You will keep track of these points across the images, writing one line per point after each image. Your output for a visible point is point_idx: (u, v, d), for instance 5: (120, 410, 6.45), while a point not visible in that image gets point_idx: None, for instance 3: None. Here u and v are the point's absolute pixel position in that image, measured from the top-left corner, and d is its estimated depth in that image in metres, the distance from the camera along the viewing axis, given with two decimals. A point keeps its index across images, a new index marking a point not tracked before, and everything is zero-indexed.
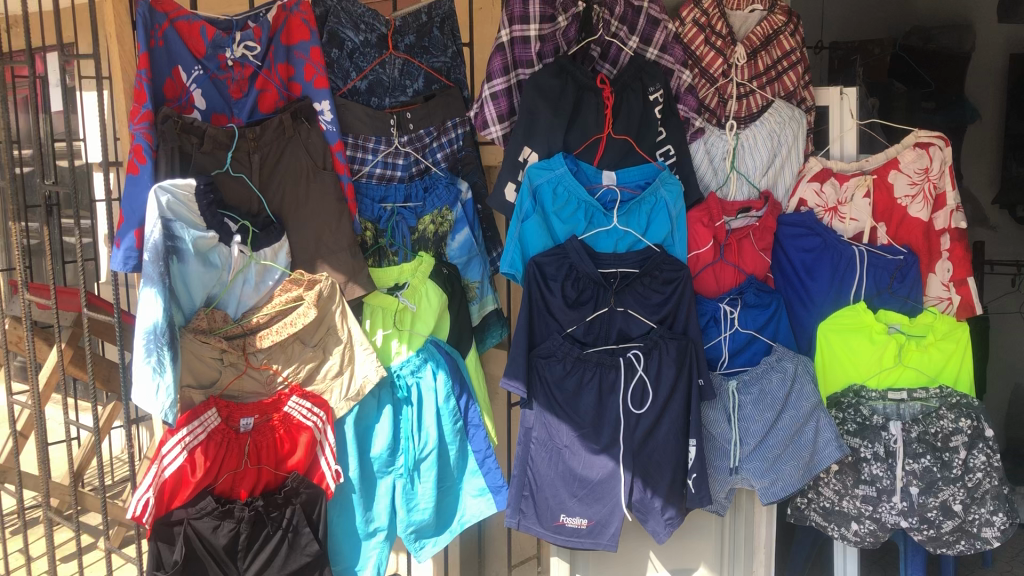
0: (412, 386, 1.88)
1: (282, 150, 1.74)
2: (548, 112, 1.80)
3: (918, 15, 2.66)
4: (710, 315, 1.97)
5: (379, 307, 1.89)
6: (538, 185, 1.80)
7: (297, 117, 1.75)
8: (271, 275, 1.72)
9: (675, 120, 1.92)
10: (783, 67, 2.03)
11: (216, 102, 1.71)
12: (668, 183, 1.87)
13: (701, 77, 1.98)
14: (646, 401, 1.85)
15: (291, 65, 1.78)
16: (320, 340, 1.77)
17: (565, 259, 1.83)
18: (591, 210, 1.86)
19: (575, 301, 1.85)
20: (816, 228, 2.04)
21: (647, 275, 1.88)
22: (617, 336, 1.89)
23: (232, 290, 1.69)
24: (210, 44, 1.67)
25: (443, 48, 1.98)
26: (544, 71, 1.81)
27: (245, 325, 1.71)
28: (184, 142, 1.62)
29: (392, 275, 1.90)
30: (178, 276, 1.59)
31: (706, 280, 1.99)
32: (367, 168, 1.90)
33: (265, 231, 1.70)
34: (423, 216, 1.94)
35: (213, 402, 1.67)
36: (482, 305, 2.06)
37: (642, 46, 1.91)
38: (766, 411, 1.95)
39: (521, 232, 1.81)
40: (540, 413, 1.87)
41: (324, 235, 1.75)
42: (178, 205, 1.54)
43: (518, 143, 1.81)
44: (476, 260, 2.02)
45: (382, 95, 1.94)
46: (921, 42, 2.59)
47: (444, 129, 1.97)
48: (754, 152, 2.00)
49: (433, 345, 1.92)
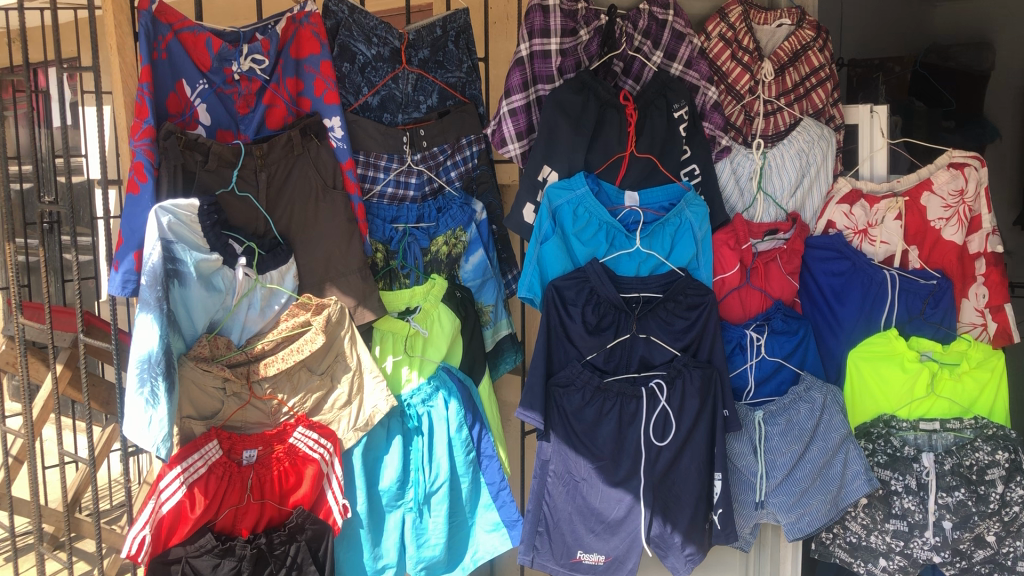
0: (423, 415, 1.79)
1: (290, 169, 1.66)
2: (569, 130, 1.71)
3: (935, 33, 2.63)
4: (735, 343, 1.88)
5: (390, 333, 1.80)
6: (557, 207, 1.71)
7: (305, 134, 1.67)
8: (277, 299, 1.64)
9: (700, 137, 1.84)
10: (811, 84, 1.95)
11: (221, 117, 1.62)
12: (693, 205, 1.79)
13: (727, 94, 1.90)
14: (668, 433, 1.75)
15: (301, 79, 1.70)
16: (328, 367, 1.69)
17: (585, 283, 1.73)
18: (613, 231, 1.76)
19: (595, 327, 1.76)
20: (845, 251, 1.96)
21: (671, 299, 1.78)
22: (639, 364, 1.79)
23: (236, 314, 1.59)
24: (216, 56, 1.58)
25: (459, 63, 1.91)
26: (566, 87, 1.73)
27: (249, 352, 1.61)
28: (188, 160, 1.53)
29: (403, 298, 1.81)
30: (178, 301, 1.50)
31: (732, 305, 1.89)
32: (378, 187, 1.81)
33: (271, 252, 1.62)
34: (436, 237, 1.86)
35: (214, 433, 1.57)
36: (496, 330, 1.98)
37: (666, 62, 1.83)
38: (793, 443, 1.85)
39: (541, 254, 1.73)
40: (558, 447, 1.78)
41: (333, 257, 1.68)
42: (180, 226, 1.45)
43: (537, 162, 1.72)
44: (490, 282, 1.94)
45: (394, 111, 1.85)
46: (941, 60, 2.53)
47: (459, 147, 1.90)
48: (782, 172, 1.91)
49: (445, 372, 1.84)
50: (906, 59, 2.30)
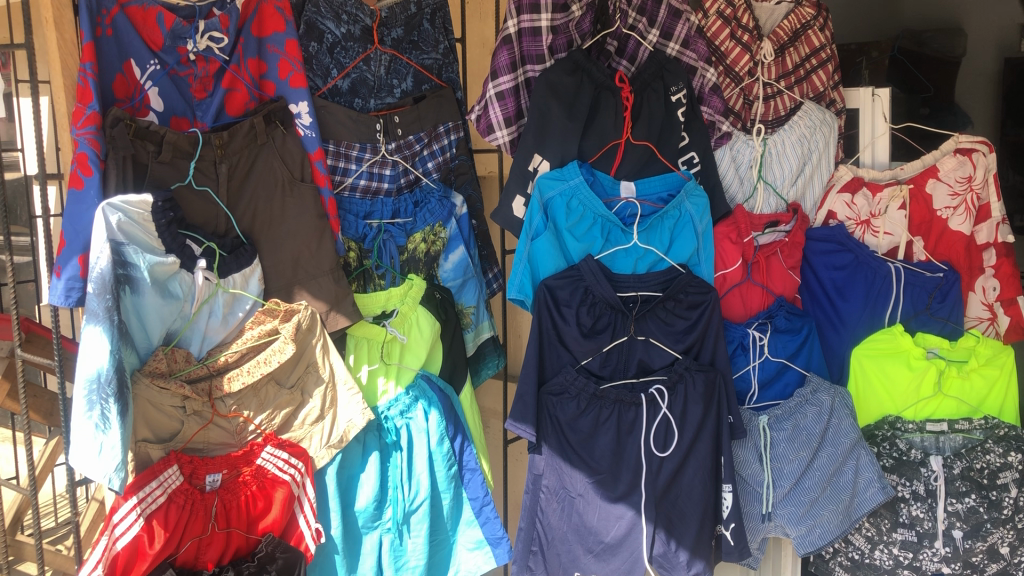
0: (401, 428, 1.63)
1: (253, 160, 1.49)
2: (562, 114, 1.57)
3: (904, 8, 2.12)
4: (738, 343, 1.76)
5: (365, 340, 1.64)
6: (549, 199, 1.57)
7: (269, 121, 1.50)
8: (241, 304, 1.47)
9: (698, 124, 1.72)
10: (812, 66, 1.83)
11: (175, 102, 1.42)
12: (694, 196, 1.66)
13: (725, 76, 1.77)
14: (670, 443, 1.61)
15: (263, 60, 1.52)
16: (299, 380, 1.54)
17: (579, 282, 1.59)
18: (608, 225, 1.62)
19: (590, 329, 1.62)
20: (848, 243, 1.85)
21: (671, 298, 1.64)
22: (637, 368, 1.66)
23: (196, 323, 1.41)
24: (169, 34, 1.38)
25: (435, 43, 1.74)
26: (557, 68, 1.58)
27: (211, 365, 1.44)
28: (138, 150, 1.34)
29: (380, 301, 1.65)
30: (130, 310, 1.32)
31: (733, 302, 1.78)
32: (350, 179, 1.65)
33: (234, 254, 1.46)
34: (413, 233, 1.70)
35: (174, 457, 1.38)
36: (478, 333, 1.83)
37: (661, 41, 1.69)
38: (802, 450, 1.73)
39: (531, 252, 1.58)
40: (551, 459, 1.63)
41: (302, 258, 1.53)
42: (132, 226, 1.27)
43: (528, 151, 1.58)
44: (471, 282, 1.79)
45: (365, 96, 1.68)
46: (915, 46, 2.11)
47: (436, 135, 1.74)
48: (782, 159, 1.79)
49: (425, 381, 1.69)
50: (884, 43, 2.12)
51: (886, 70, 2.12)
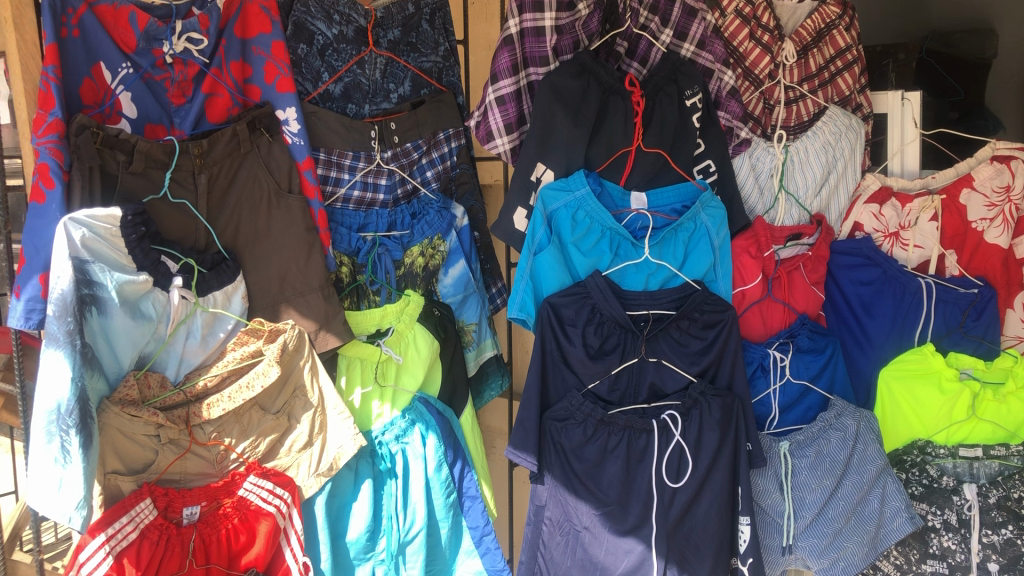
0: (396, 453, 1.53)
1: (236, 170, 1.40)
2: (567, 119, 1.46)
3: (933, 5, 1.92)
4: (757, 364, 1.66)
5: (358, 360, 1.55)
6: (553, 212, 1.46)
7: (254, 128, 1.41)
8: (223, 324, 1.38)
9: (714, 130, 1.60)
10: (836, 68, 1.70)
11: (149, 108, 1.32)
12: (709, 207, 1.55)
13: (744, 79, 1.66)
14: (683, 472, 1.50)
15: (248, 63, 1.43)
16: (284, 405, 1.44)
17: (586, 299, 1.48)
18: (618, 238, 1.51)
19: (598, 350, 1.50)
20: (875, 256, 1.72)
21: (686, 317, 1.53)
22: (648, 393, 1.55)
23: (171, 346, 1.32)
24: (142, 35, 1.27)
25: (434, 46, 1.63)
26: (562, 70, 1.47)
27: (188, 391, 1.35)
28: (106, 160, 1.24)
29: (374, 318, 1.55)
30: (97, 333, 1.22)
31: (752, 321, 1.67)
32: (342, 190, 1.56)
33: (214, 270, 1.36)
34: (410, 247, 1.59)
35: (146, 490, 1.28)
36: (479, 352, 1.72)
37: (675, 42, 1.57)
38: (825, 477, 1.62)
39: (533, 267, 1.48)
40: (554, 489, 1.52)
41: (289, 274, 1.44)
42: (97, 242, 1.17)
43: (530, 159, 1.47)
44: (473, 298, 1.68)
45: (360, 101, 1.58)
46: (944, 46, 1.91)
47: (435, 142, 1.63)
48: (805, 168, 1.67)
49: (422, 404, 1.58)
50: (910, 44, 1.92)
51: (914, 73, 1.92)
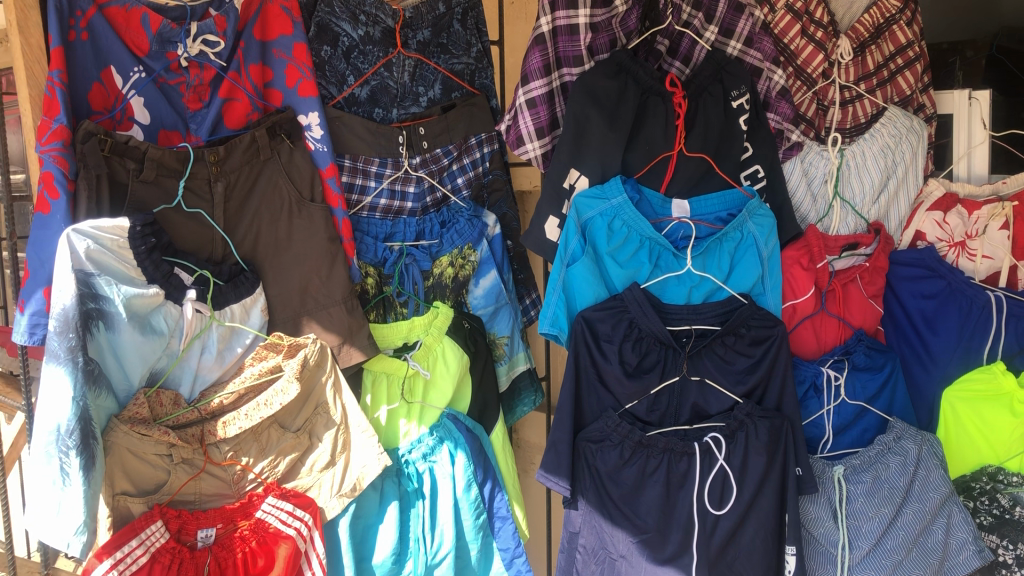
0: (424, 473, 1.46)
1: (255, 178, 1.34)
2: (602, 122, 1.37)
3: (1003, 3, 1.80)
4: (809, 384, 1.54)
5: (385, 376, 1.48)
6: (587, 221, 1.38)
7: (274, 134, 1.35)
8: (240, 339, 1.32)
9: (762, 132, 1.50)
10: (897, 66, 1.58)
11: (163, 113, 1.26)
12: (757, 216, 1.45)
13: (796, 79, 1.54)
14: (728, 499, 1.40)
15: (268, 67, 1.37)
16: (306, 422, 1.37)
17: (624, 313, 1.39)
18: (658, 249, 1.41)
19: (636, 368, 1.41)
20: (939, 268, 1.60)
21: (731, 333, 1.44)
22: (691, 413, 1.45)
23: (185, 361, 1.26)
24: (155, 38, 1.23)
25: (466, 46, 1.56)
26: (597, 70, 1.38)
27: (203, 409, 1.28)
28: (116, 167, 1.19)
29: (401, 332, 1.48)
30: (105, 349, 1.16)
31: (804, 336, 1.56)
32: (369, 198, 1.50)
33: (232, 282, 1.30)
34: (439, 257, 1.52)
35: (157, 512, 1.20)
36: (512, 366, 1.65)
37: (722, 39, 1.47)
38: (883, 505, 1.50)
39: (567, 279, 1.39)
40: (588, 515, 1.43)
41: (311, 285, 1.38)
42: (102, 254, 1.12)
43: (563, 165, 1.38)
44: (504, 310, 1.60)
45: (387, 105, 1.51)
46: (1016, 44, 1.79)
47: (467, 148, 1.57)
48: (863, 173, 1.56)
49: (451, 421, 1.50)
50: (979, 41, 1.80)
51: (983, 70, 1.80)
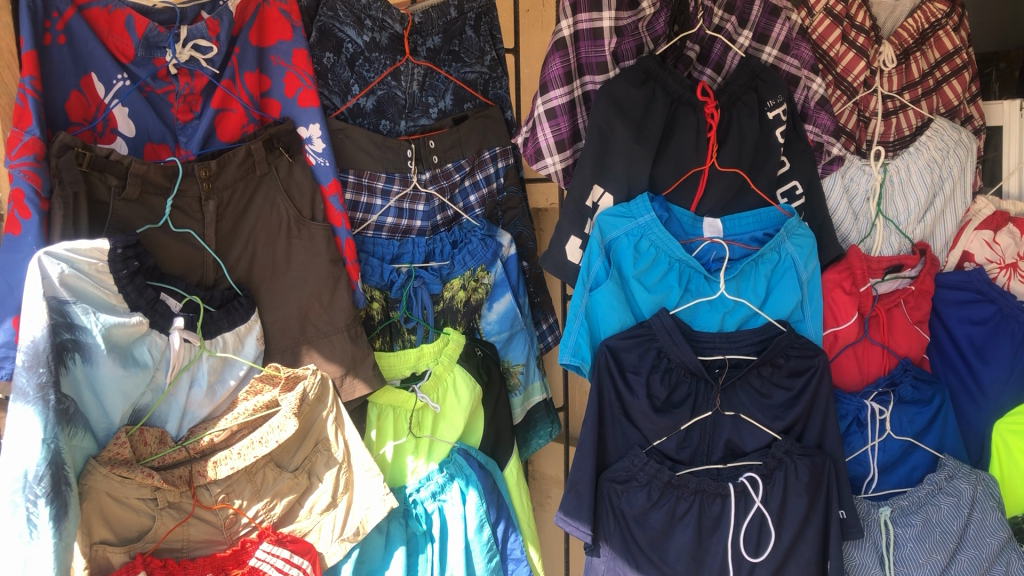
0: (433, 513, 1.32)
1: (251, 196, 1.24)
2: (628, 134, 1.25)
3: None
4: (852, 418, 1.43)
5: (391, 409, 1.36)
6: (612, 241, 1.26)
7: (271, 146, 1.24)
8: (233, 370, 1.21)
9: (801, 145, 1.39)
10: (942, 75, 1.47)
11: (150, 124, 1.16)
12: (795, 236, 1.33)
13: (835, 88, 1.42)
14: (764, 547, 1.28)
15: (266, 75, 1.27)
16: (305, 461, 1.25)
17: (650, 342, 1.29)
18: (688, 272, 1.30)
19: (665, 402, 1.30)
20: (990, 292, 1.48)
21: (768, 363, 1.33)
22: (724, 451, 1.34)
23: (172, 396, 1.15)
24: (141, 42, 1.13)
25: (480, 54, 1.45)
26: (622, 77, 1.26)
27: (192, 447, 1.16)
28: (96, 183, 1.08)
29: (409, 360, 1.36)
30: (83, 385, 1.04)
31: (846, 366, 1.44)
32: (375, 216, 1.39)
33: (224, 308, 1.19)
34: (450, 280, 1.41)
35: (140, 562, 1.05)
36: (527, 397, 1.52)
37: (755, 46, 1.35)
38: (935, 551, 1.39)
39: (589, 305, 1.27)
40: (612, 562, 1.31)
41: (311, 312, 1.27)
42: (78, 280, 1.01)
43: (586, 180, 1.26)
44: (519, 336, 1.49)
45: (394, 116, 1.40)
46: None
47: (480, 162, 1.47)
48: (908, 190, 1.45)
49: (462, 457, 1.38)
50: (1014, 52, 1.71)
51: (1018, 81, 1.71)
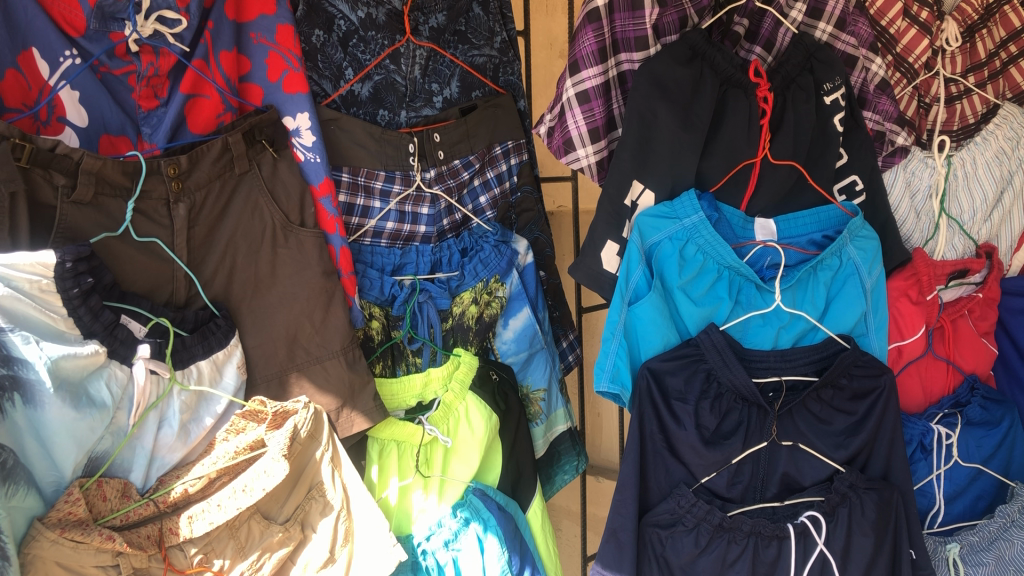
0: (446, 566, 1.13)
1: (228, 198, 1.04)
2: (673, 119, 1.09)
3: None
4: (916, 444, 1.26)
5: (394, 444, 1.18)
6: (653, 246, 1.10)
7: (251, 138, 1.05)
8: (211, 406, 1.02)
9: (860, 135, 1.23)
10: (1011, 55, 1.29)
11: (106, 112, 0.96)
12: (859, 238, 1.17)
13: (895, 70, 1.26)
14: None
15: (244, 55, 1.08)
16: (296, 511, 1.06)
17: (698, 364, 1.11)
18: (739, 281, 1.13)
19: (715, 434, 1.11)
20: None
21: (830, 385, 1.15)
22: (780, 486, 1.15)
23: (137, 440, 0.95)
24: (94, 12, 0.92)
25: (489, 34, 1.28)
26: (665, 54, 1.09)
27: (161, 502, 0.96)
28: (37, 183, 0.87)
29: (413, 389, 1.19)
30: (23, 431, 0.84)
31: (910, 386, 1.28)
32: (372, 221, 1.21)
33: (198, 332, 1.00)
34: (460, 293, 1.24)
35: None
36: (550, 426, 1.37)
37: (807, 22, 1.19)
38: None
39: (628, 322, 1.09)
40: None
41: (301, 334, 1.09)
42: (16, 302, 0.82)
43: (625, 175, 1.09)
44: (539, 356, 1.33)
45: (394, 105, 1.22)
46: None
47: (491, 158, 1.31)
48: (975, 186, 1.28)
49: (479, 498, 1.19)
50: None
51: None
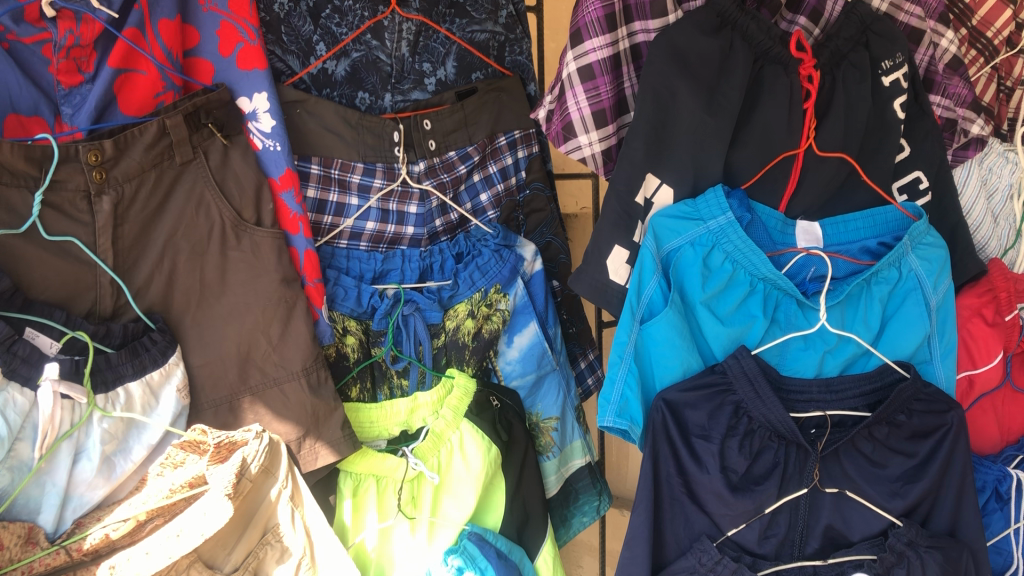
0: None
1: (166, 192, 0.89)
2: (696, 99, 0.91)
3: None
4: (991, 492, 1.08)
5: (373, 479, 1.01)
6: (672, 253, 0.92)
7: (197, 121, 0.90)
8: (140, 436, 0.85)
9: (925, 124, 1.04)
10: None
11: (12, 87, 0.81)
12: (922, 246, 0.98)
13: (970, 46, 1.07)
14: None
15: (193, 26, 0.93)
16: (248, 559, 0.88)
17: (725, 395, 0.93)
18: (776, 296, 0.95)
19: (746, 478, 0.92)
20: None
21: (886, 422, 0.96)
22: (822, 539, 0.97)
23: (47, 476, 0.78)
24: None
25: (493, 7, 1.10)
26: (689, 21, 0.91)
27: (75, 551, 0.77)
28: None
29: (396, 418, 1.04)
30: None
31: (983, 423, 1.10)
32: (348, 221, 1.05)
33: (127, 349, 0.85)
34: (453, 305, 1.08)
35: None
36: (564, 460, 1.20)
37: None
38: None
39: (639, 342, 0.91)
40: None
41: (255, 350, 0.93)
42: None
43: (637, 168, 0.92)
44: (548, 378, 1.16)
45: (377, 87, 1.06)
46: None
47: (493, 150, 1.14)
48: None
49: (477, 545, 0.98)
50: None
51: None
